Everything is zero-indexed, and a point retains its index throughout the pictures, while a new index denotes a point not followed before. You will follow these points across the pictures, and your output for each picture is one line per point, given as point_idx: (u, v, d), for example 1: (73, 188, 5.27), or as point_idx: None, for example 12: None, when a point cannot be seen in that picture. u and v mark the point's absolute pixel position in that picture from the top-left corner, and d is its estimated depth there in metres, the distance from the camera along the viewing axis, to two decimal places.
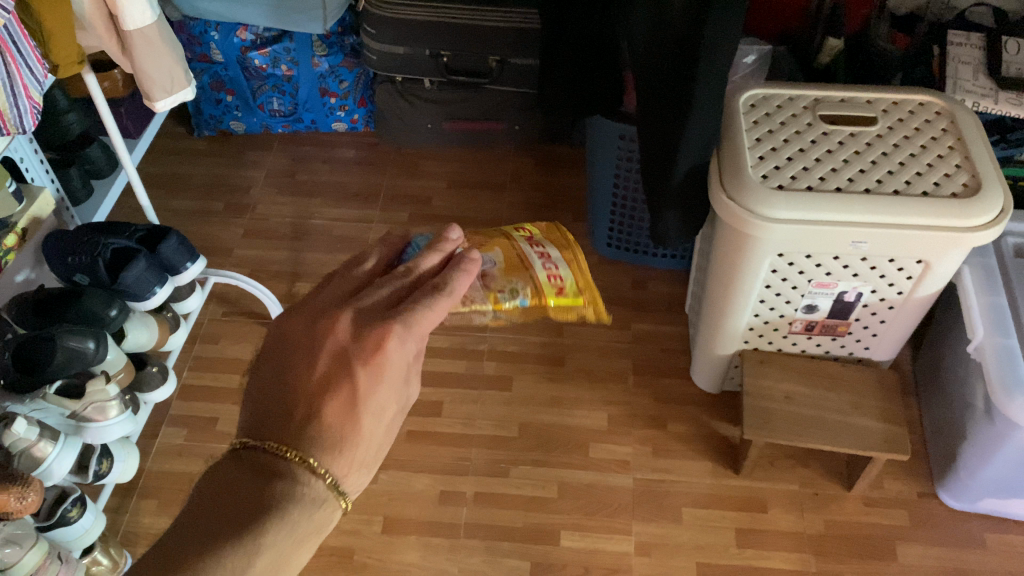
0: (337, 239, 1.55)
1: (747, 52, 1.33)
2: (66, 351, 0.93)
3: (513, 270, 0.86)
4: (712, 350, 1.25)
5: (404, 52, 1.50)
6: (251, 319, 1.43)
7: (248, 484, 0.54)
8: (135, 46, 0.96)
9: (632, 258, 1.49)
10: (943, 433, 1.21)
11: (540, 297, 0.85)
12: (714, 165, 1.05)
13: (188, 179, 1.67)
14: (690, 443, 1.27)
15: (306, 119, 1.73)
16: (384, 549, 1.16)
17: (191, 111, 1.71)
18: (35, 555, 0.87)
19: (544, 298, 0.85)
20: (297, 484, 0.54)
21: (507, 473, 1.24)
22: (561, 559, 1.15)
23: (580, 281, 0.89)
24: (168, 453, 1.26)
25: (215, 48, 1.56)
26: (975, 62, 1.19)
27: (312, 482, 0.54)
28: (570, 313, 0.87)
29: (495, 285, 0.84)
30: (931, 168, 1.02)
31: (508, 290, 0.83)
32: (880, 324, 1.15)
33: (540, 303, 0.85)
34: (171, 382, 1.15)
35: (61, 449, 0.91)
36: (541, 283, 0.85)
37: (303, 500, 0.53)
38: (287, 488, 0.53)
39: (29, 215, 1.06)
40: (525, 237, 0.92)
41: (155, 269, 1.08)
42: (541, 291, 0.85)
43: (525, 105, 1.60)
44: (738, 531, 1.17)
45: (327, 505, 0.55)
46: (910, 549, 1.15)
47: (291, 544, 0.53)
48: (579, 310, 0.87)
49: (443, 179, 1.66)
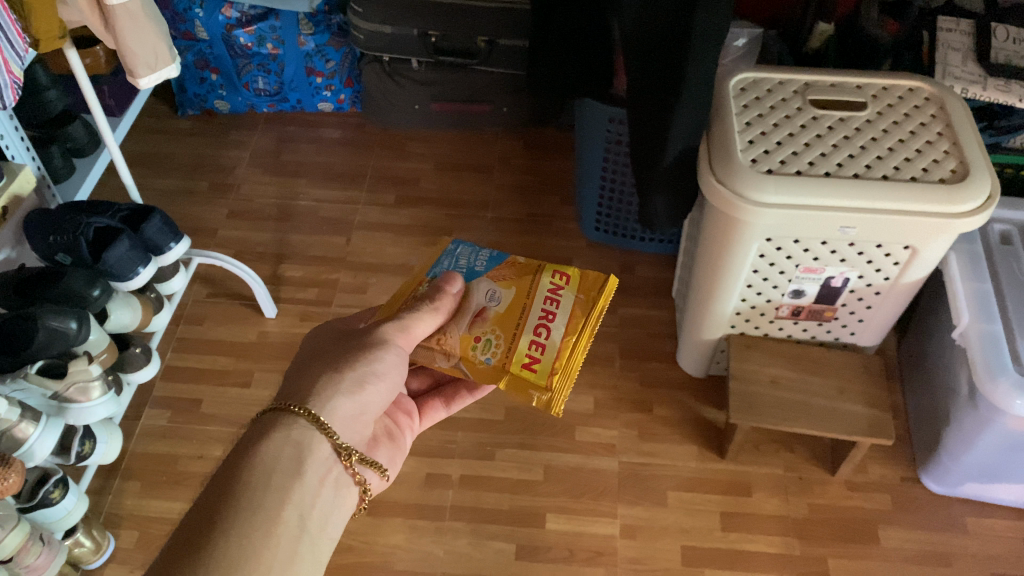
0: (323, 221, 1.54)
1: (737, 35, 1.33)
2: (48, 332, 0.90)
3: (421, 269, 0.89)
4: (699, 334, 1.24)
5: (391, 32, 1.49)
6: (235, 300, 1.42)
7: (247, 440, 0.66)
8: (118, 21, 0.94)
9: (620, 242, 1.49)
10: (927, 419, 1.22)
11: (503, 364, 0.80)
12: (704, 148, 1.04)
13: (171, 158, 1.65)
14: (676, 427, 1.27)
15: (291, 99, 1.71)
16: (369, 532, 1.16)
17: (175, 90, 1.69)
18: (17, 536, 0.87)
19: (506, 367, 0.80)
20: (276, 420, 0.68)
21: (493, 456, 1.24)
22: (547, 542, 1.15)
23: (562, 366, 0.80)
24: (152, 434, 1.25)
25: (199, 25, 1.54)
26: (964, 49, 1.18)
27: (289, 414, 0.68)
28: (523, 394, 0.79)
29: (478, 330, 0.82)
30: (920, 154, 1.02)
31: (483, 340, 0.81)
32: (867, 309, 1.16)
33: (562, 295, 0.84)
34: (155, 362, 1.15)
35: (43, 430, 0.90)
36: (515, 346, 0.80)
37: (274, 426, 0.67)
38: (264, 426, 0.67)
39: (9, 192, 1.05)
40: (551, 284, 0.83)
41: (138, 249, 1.06)
42: (509, 353, 0.80)
43: (513, 88, 1.59)
44: (723, 515, 1.18)
45: (300, 428, 0.68)
46: (892, 532, 1.16)
47: (283, 472, 0.64)
48: (535, 395, 0.79)
49: (431, 161, 1.65)
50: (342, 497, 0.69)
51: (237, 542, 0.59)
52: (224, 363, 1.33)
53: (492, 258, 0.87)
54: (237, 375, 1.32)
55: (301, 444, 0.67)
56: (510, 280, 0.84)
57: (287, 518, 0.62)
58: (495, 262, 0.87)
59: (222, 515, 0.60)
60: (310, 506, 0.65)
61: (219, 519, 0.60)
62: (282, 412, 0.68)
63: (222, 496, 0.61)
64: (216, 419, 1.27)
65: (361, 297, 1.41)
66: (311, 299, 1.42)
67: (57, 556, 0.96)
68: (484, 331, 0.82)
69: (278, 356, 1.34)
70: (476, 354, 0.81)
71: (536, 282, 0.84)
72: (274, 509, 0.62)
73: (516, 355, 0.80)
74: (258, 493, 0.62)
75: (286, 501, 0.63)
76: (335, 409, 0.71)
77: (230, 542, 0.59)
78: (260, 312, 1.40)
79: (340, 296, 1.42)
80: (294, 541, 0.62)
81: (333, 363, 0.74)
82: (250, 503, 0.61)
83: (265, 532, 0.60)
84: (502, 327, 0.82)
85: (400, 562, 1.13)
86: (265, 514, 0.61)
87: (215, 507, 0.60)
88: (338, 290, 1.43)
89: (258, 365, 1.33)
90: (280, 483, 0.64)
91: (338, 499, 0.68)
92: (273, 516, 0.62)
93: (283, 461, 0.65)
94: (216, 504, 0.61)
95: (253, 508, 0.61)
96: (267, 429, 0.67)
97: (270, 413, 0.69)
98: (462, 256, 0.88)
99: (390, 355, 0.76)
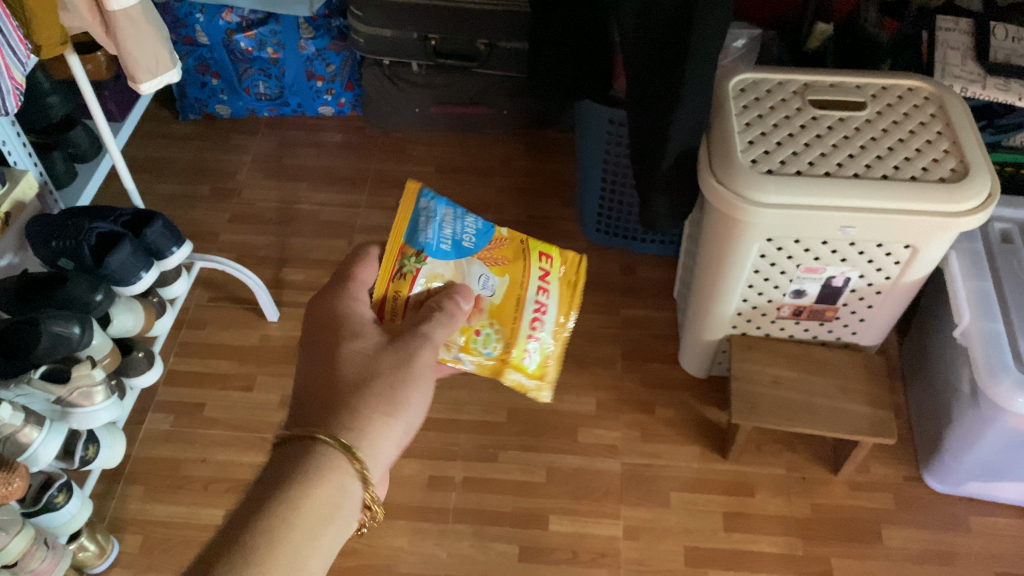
0: (324, 224, 1.54)
1: (736, 36, 1.34)
2: (51, 337, 0.91)
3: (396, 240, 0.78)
4: (701, 335, 1.24)
5: (391, 36, 1.49)
6: (237, 304, 1.42)
7: (281, 475, 0.62)
8: (118, 26, 0.94)
9: (621, 243, 1.49)
10: (929, 417, 1.22)
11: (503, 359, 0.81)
12: (704, 149, 1.04)
13: (173, 164, 1.65)
14: (678, 427, 1.27)
15: (292, 103, 1.72)
16: (372, 534, 1.16)
17: (176, 95, 1.69)
18: (21, 541, 0.87)
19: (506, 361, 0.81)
20: (298, 454, 0.63)
21: (496, 458, 1.24)
22: (550, 543, 1.15)
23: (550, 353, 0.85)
24: (155, 438, 1.25)
25: (200, 30, 1.55)
26: (963, 48, 1.18)
27: (311, 447, 0.63)
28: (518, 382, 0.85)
29: (477, 322, 0.80)
30: (919, 153, 1.02)
31: (483, 333, 0.80)
32: (868, 309, 1.16)
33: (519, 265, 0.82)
34: (158, 367, 1.15)
35: (47, 435, 0.90)
36: (517, 344, 0.81)
37: (312, 463, 0.62)
38: (299, 465, 0.62)
39: (12, 198, 1.05)
40: (541, 271, 0.83)
41: (140, 254, 1.07)
42: (510, 349, 0.81)
43: (514, 90, 1.59)
44: (726, 515, 1.18)
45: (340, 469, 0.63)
46: (895, 532, 1.16)
47: (303, 514, 0.60)
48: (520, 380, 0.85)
49: (431, 164, 1.66)
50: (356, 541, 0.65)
51: None
52: (227, 367, 1.34)
53: (480, 231, 0.81)
54: (239, 379, 1.32)
55: (340, 488, 0.62)
56: (502, 265, 0.81)
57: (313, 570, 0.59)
58: (483, 237, 0.81)
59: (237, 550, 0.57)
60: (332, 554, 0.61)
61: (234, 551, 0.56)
62: (315, 445, 0.63)
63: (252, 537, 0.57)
64: (220, 423, 1.27)
65: None
66: None
67: (62, 560, 0.97)
68: (482, 322, 0.80)
69: (280, 360, 1.34)
70: (479, 350, 0.80)
71: (528, 270, 0.82)
72: (298, 559, 0.58)
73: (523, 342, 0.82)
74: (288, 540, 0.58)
75: (314, 547, 0.60)
76: (374, 450, 0.65)
77: None
78: (262, 316, 1.41)
79: None
80: None
81: (375, 392, 0.67)
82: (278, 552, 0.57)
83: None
84: (500, 320, 0.80)
85: (402, 564, 1.13)
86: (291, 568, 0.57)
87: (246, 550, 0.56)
88: None
89: (260, 369, 1.33)
90: (308, 532, 0.60)
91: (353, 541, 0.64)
92: (299, 563, 0.58)
93: (320, 501, 0.61)
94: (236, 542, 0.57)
95: (270, 560, 0.57)
96: (306, 468, 0.62)
97: (307, 446, 0.63)
98: (445, 220, 0.80)
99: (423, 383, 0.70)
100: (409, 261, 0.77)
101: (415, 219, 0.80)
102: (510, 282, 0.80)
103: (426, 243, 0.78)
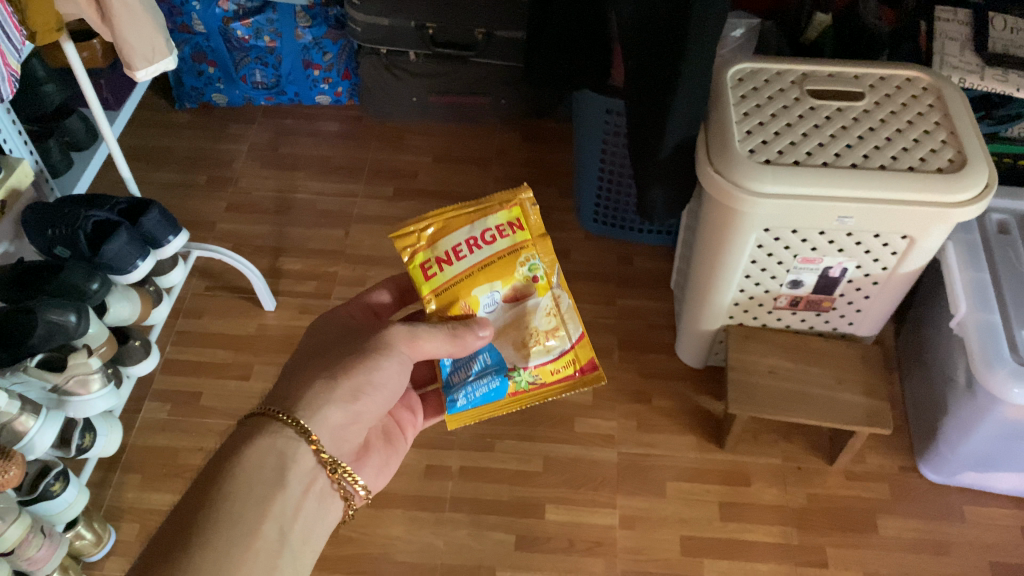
0: (321, 214, 1.54)
1: (733, 26, 1.36)
2: (48, 325, 0.90)
3: (505, 399, 0.83)
4: (697, 326, 1.25)
5: (388, 24, 1.48)
6: (234, 293, 1.42)
7: (232, 449, 0.65)
8: (115, 12, 0.94)
9: (619, 234, 1.49)
10: (925, 408, 1.22)
11: (540, 235, 0.84)
12: (701, 138, 1.04)
13: (170, 152, 1.65)
14: (674, 417, 1.28)
15: (289, 92, 1.71)
16: (370, 523, 1.16)
17: (173, 83, 1.68)
18: (19, 528, 0.87)
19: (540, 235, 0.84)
20: (246, 429, 0.67)
21: (493, 448, 1.24)
22: (546, 532, 1.16)
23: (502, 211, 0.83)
24: (152, 427, 1.25)
25: (197, 18, 1.54)
26: (961, 38, 1.18)
27: (263, 421, 0.67)
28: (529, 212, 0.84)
29: (521, 281, 0.82)
30: (917, 143, 1.02)
31: (529, 268, 0.82)
32: (864, 299, 1.16)
33: (469, 276, 0.81)
34: (155, 355, 1.15)
35: (43, 422, 0.90)
36: (511, 245, 0.81)
37: (263, 433, 0.66)
38: (246, 438, 0.66)
39: (7, 187, 1.03)
40: (439, 257, 0.81)
41: (136, 243, 1.06)
42: (517, 242, 0.82)
43: (512, 80, 1.59)
44: (722, 505, 1.18)
45: (286, 438, 0.66)
46: (890, 521, 1.17)
47: (248, 478, 0.63)
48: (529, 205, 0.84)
49: (429, 154, 1.65)
50: (319, 507, 0.68)
51: (215, 554, 0.58)
52: (224, 357, 1.34)
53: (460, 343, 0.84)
54: (236, 368, 1.32)
55: (284, 454, 0.66)
56: (467, 304, 0.81)
57: (264, 532, 0.62)
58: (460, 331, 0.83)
59: (189, 517, 0.60)
60: (291, 518, 0.64)
61: (185, 520, 0.60)
62: (269, 418, 0.67)
63: (206, 507, 0.60)
64: (216, 412, 1.27)
65: (361, 290, 1.42)
66: (310, 292, 1.42)
67: (59, 547, 0.97)
68: (525, 275, 0.82)
69: (278, 349, 1.34)
70: (537, 266, 0.83)
71: (452, 273, 0.81)
72: (251, 523, 0.61)
73: (508, 240, 0.82)
74: (235, 504, 0.61)
75: (266, 513, 0.62)
76: (323, 419, 0.69)
77: (205, 555, 0.58)
78: (259, 305, 1.40)
79: (339, 289, 1.42)
80: (274, 552, 0.62)
81: (325, 368, 0.72)
82: (225, 516, 0.60)
83: (240, 549, 0.60)
84: (505, 265, 0.81)
85: (399, 552, 1.14)
86: (242, 528, 0.61)
87: (196, 518, 0.60)
88: (336, 283, 1.43)
89: (257, 358, 1.33)
90: (256, 500, 0.63)
91: (313, 505, 0.67)
92: (252, 530, 0.61)
93: (266, 471, 0.64)
94: (189, 519, 0.60)
95: (224, 532, 0.60)
96: (253, 438, 0.66)
97: (257, 418, 0.67)
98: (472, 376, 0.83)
99: (389, 363, 0.74)
100: (520, 375, 0.82)
101: (477, 392, 0.83)
102: (480, 287, 0.81)
103: (491, 375, 0.82)
